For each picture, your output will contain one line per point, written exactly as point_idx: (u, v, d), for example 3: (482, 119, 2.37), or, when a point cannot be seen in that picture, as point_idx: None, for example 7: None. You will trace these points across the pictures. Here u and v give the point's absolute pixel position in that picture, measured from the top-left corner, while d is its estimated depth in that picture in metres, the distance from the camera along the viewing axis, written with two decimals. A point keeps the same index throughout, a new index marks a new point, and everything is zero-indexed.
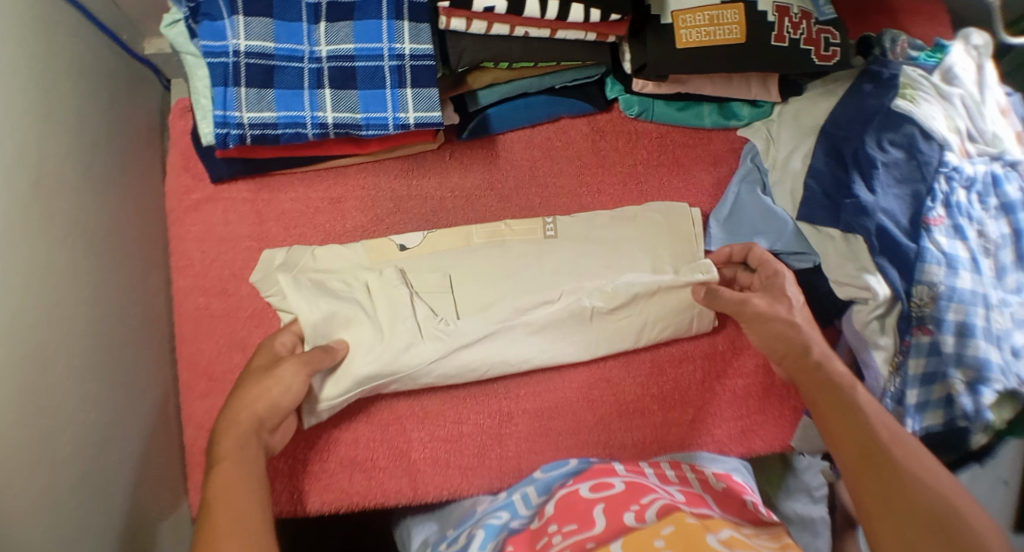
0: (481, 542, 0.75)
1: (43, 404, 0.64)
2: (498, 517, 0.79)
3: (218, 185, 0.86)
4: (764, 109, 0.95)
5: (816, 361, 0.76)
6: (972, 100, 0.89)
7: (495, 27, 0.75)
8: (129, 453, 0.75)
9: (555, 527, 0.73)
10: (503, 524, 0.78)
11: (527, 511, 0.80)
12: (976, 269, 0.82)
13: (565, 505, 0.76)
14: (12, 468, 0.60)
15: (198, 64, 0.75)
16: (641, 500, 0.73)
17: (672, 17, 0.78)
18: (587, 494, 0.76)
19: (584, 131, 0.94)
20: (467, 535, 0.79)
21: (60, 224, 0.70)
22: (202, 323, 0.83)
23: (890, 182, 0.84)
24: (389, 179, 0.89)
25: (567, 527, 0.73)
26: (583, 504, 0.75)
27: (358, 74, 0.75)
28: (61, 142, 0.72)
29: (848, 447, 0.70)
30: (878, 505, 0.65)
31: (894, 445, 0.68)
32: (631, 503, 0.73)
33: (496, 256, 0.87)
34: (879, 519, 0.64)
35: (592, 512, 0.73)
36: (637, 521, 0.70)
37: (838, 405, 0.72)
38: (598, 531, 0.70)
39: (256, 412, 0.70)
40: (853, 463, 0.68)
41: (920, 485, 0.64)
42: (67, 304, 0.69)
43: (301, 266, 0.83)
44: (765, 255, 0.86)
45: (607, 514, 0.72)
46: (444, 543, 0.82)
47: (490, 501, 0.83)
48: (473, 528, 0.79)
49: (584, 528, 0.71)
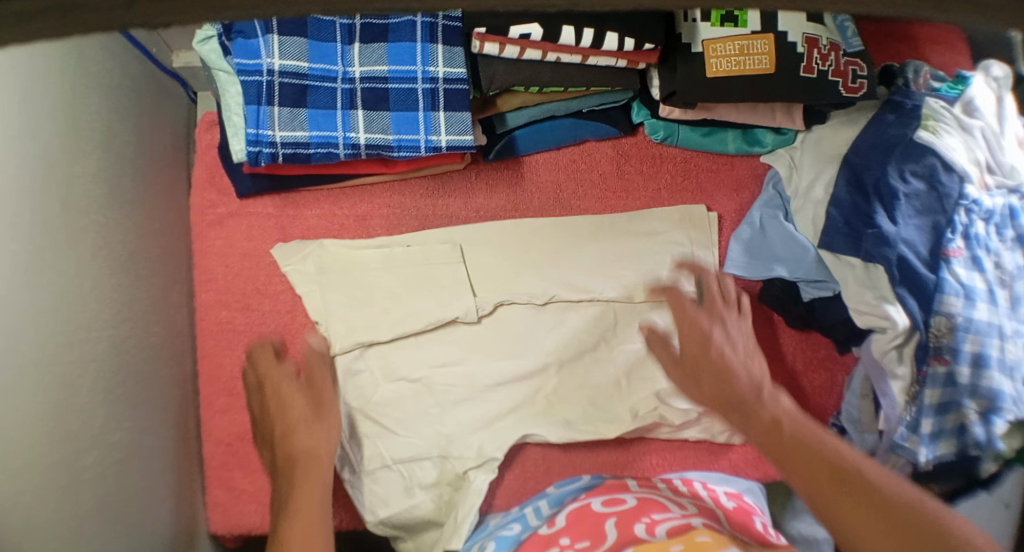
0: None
1: (66, 424, 0.64)
2: (510, 529, 0.79)
3: (243, 201, 0.87)
4: (788, 136, 0.96)
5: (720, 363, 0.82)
6: (992, 132, 0.90)
7: (528, 52, 0.75)
8: (151, 468, 0.75)
9: (567, 540, 0.72)
10: (515, 535, 0.77)
11: (537, 521, 0.79)
12: (992, 301, 0.83)
13: (575, 517, 0.76)
14: (42, 489, 0.60)
15: (229, 81, 0.75)
16: (652, 515, 0.73)
17: (702, 45, 0.79)
18: (599, 508, 0.77)
19: (609, 154, 0.94)
20: (477, 546, 0.78)
21: (87, 241, 0.70)
22: (224, 338, 0.85)
23: (911, 213, 0.85)
24: (414, 198, 0.89)
25: (580, 543, 0.71)
26: (595, 518, 0.75)
27: (390, 96, 0.75)
28: (90, 156, 0.72)
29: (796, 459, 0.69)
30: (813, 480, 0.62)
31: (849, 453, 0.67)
32: (641, 517, 0.73)
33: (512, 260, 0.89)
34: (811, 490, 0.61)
35: (602, 527, 0.73)
36: (647, 533, 0.69)
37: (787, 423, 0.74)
38: (610, 544, 0.69)
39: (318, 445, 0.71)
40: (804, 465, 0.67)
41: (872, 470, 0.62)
42: (95, 322, 0.70)
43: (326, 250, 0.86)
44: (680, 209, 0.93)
45: (618, 527, 0.72)
46: None
47: (502, 515, 0.83)
48: (486, 539, 0.78)
49: (596, 544, 0.70)
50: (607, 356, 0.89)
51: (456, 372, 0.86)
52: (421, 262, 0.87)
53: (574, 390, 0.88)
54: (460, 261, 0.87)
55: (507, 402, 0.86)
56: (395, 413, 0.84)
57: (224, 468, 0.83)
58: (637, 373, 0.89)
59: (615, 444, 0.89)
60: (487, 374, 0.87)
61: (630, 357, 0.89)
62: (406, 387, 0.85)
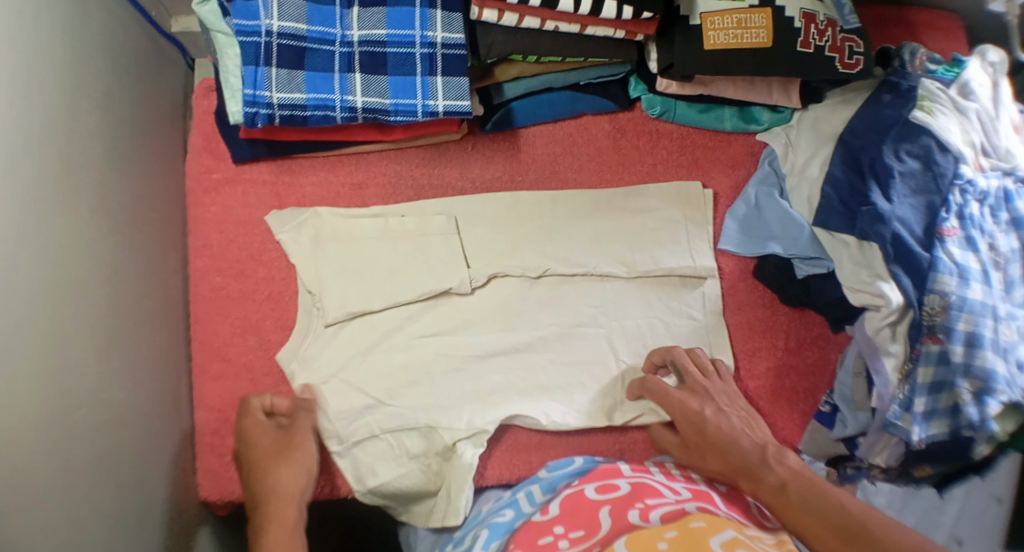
0: (487, 540, 0.74)
1: (58, 377, 0.63)
2: (502, 516, 0.78)
3: (240, 167, 0.87)
4: (785, 115, 0.96)
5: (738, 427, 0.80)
6: (987, 115, 0.90)
7: (527, 20, 0.75)
8: (142, 431, 0.75)
9: (561, 530, 0.71)
10: (508, 523, 0.76)
11: (530, 508, 0.78)
12: (986, 281, 0.83)
13: (569, 506, 0.75)
14: (31, 438, 0.60)
15: (228, 43, 0.75)
16: (646, 500, 0.73)
17: (700, 18, 0.79)
18: (593, 495, 0.76)
19: (607, 129, 0.94)
20: (470, 535, 0.77)
21: (85, 197, 0.70)
22: (217, 304, 0.84)
23: (906, 192, 0.85)
24: (411, 167, 0.89)
25: (574, 533, 0.70)
26: (589, 506, 0.74)
27: (389, 61, 0.75)
28: (90, 115, 0.72)
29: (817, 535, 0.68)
30: None
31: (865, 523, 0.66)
32: (636, 502, 0.73)
33: (507, 231, 0.89)
34: None
35: (597, 516, 0.72)
36: (641, 520, 0.70)
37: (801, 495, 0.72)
38: (603, 535, 0.69)
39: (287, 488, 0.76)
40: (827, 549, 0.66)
41: None
42: (90, 277, 0.69)
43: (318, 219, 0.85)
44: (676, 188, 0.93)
45: (613, 516, 0.71)
46: (450, 544, 0.79)
47: (494, 500, 0.83)
48: (479, 527, 0.77)
49: (591, 534, 0.70)
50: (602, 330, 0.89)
51: (450, 342, 0.86)
52: (415, 232, 0.86)
53: (567, 364, 0.88)
54: (456, 233, 0.87)
55: (499, 372, 0.86)
56: (386, 384, 0.83)
57: (217, 435, 0.82)
58: (628, 349, 0.89)
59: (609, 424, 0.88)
60: (481, 344, 0.86)
61: (624, 332, 0.89)
62: (398, 357, 0.84)
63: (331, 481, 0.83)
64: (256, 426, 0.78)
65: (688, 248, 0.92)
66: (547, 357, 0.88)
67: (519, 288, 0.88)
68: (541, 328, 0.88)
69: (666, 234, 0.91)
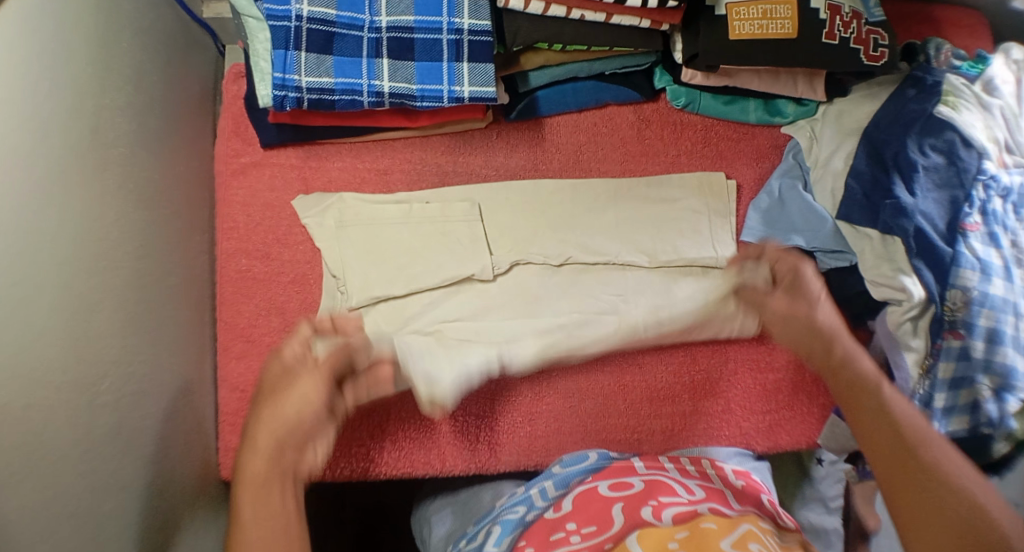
0: (498, 537, 0.75)
1: (84, 347, 0.65)
2: (514, 512, 0.79)
3: (267, 151, 0.88)
4: (809, 108, 0.96)
5: (841, 359, 0.76)
6: (1011, 112, 0.90)
7: (553, 8, 0.76)
8: (165, 406, 0.76)
9: (573, 526, 0.73)
10: (520, 518, 0.77)
11: (543, 503, 0.79)
12: (1007, 277, 0.83)
13: (581, 502, 0.76)
14: (56, 405, 0.61)
15: (259, 28, 0.77)
16: (660, 497, 0.74)
17: (726, 9, 0.79)
18: (605, 492, 0.77)
19: (630, 119, 0.94)
20: (484, 531, 0.78)
21: (113, 174, 0.71)
22: (243, 286, 0.85)
23: (930, 187, 0.85)
24: (435, 155, 0.90)
25: (585, 529, 0.72)
26: (601, 502, 0.75)
27: (416, 46, 0.76)
28: (119, 95, 0.74)
29: (874, 445, 0.69)
30: (914, 518, 0.64)
31: (925, 446, 0.67)
32: (650, 498, 0.74)
33: (528, 218, 0.89)
34: (915, 536, 0.63)
35: (610, 511, 0.73)
36: (654, 518, 0.71)
37: (865, 402, 0.72)
38: (615, 532, 0.70)
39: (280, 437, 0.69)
40: (883, 463, 0.68)
41: (956, 489, 0.64)
42: (116, 252, 0.71)
43: (344, 206, 0.86)
44: (702, 178, 0.93)
45: (625, 512, 0.72)
46: (464, 539, 0.80)
47: (509, 496, 0.83)
48: (491, 523, 0.78)
49: (602, 530, 0.71)
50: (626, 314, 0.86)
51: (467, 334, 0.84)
52: (439, 218, 0.87)
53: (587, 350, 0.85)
54: (479, 220, 0.88)
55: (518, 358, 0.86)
56: None
57: (239, 414, 0.83)
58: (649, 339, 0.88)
59: (626, 413, 0.87)
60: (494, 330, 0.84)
61: None
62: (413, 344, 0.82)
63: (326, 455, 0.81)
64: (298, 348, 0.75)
65: (709, 241, 0.91)
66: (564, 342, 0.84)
67: (540, 276, 0.88)
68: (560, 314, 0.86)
69: (686, 226, 0.91)
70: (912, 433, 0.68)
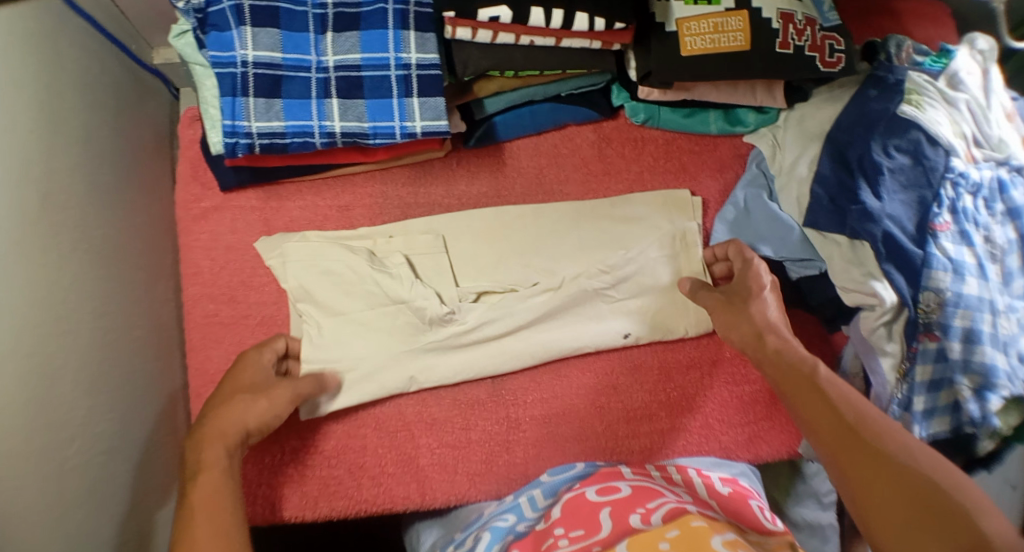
0: (487, 544, 0.74)
1: (54, 412, 0.65)
2: (504, 520, 0.77)
3: (226, 195, 0.87)
4: (770, 115, 0.96)
5: (776, 347, 0.75)
6: (978, 105, 0.87)
7: (501, 35, 0.75)
8: (136, 460, 0.75)
9: (561, 531, 0.71)
10: (509, 527, 0.76)
11: (533, 514, 0.78)
12: (982, 275, 0.80)
13: (570, 507, 0.75)
14: (24, 475, 0.61)
15: (205, 74, 0.76)
16: (647, 504, 0.72)
17: (677, 25, 0.79)
18: (593, 497, 0.75)
19: (591, 138, 0.95)
20: (474, 538, 0.77)
21: (68, 235, 0.71)
22: (211, 331, 0.84)
23: (897, 188, 0.83)
24: (396, 187, 0.90)
25: (574, 532, 0.70)
26: (589, 507, 0.73)
27: (365, 84, 0.76)
28: (70, 153, 0.73)
29: (820, 430, 0.69)
30: (864, 494, 0.63)
31: (866, 424, 0.67)
32: (637, 507, 0.72)
33: (503, 247, 0.89)
34: (868, 508, 0.63)
35: (597, 516, 0.72)
36: (642, 524, 0.68)
37: (803, 387, 0.72)
38: (604, 537, 0.68)
39: (244, 425, 0.71)
40: (829, 443, 0.67)
41: (901, 462, 0.63)
42: (78, 312, 0.71)
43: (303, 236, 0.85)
44: (663, 202, 0.93)
45: (613, 518, 0.70)
46: (451, 546, 0.81)
47: (496, 504, 0.82)
48: (481, 531, 0.78)
49: (590, 533, 0.69)
50: (597, 316, 0.88)
51: (432, 351, 0.84)
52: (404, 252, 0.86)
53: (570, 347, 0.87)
54: (445, 251, 0.87)
55: (490, 384, 0.86)
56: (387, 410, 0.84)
57: None
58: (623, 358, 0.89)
59: (604, 436, 0.87)
60: (464, 323, 0.84)
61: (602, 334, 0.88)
62: (380, 355, 0.83)
63: (302, 492, 0.80)
64: (257, 361, 0.77)
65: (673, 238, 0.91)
66: (538, 339, 0.86)
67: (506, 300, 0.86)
68: (539, 306, 0.86)
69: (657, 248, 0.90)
70: (853, 413, 0.68)
